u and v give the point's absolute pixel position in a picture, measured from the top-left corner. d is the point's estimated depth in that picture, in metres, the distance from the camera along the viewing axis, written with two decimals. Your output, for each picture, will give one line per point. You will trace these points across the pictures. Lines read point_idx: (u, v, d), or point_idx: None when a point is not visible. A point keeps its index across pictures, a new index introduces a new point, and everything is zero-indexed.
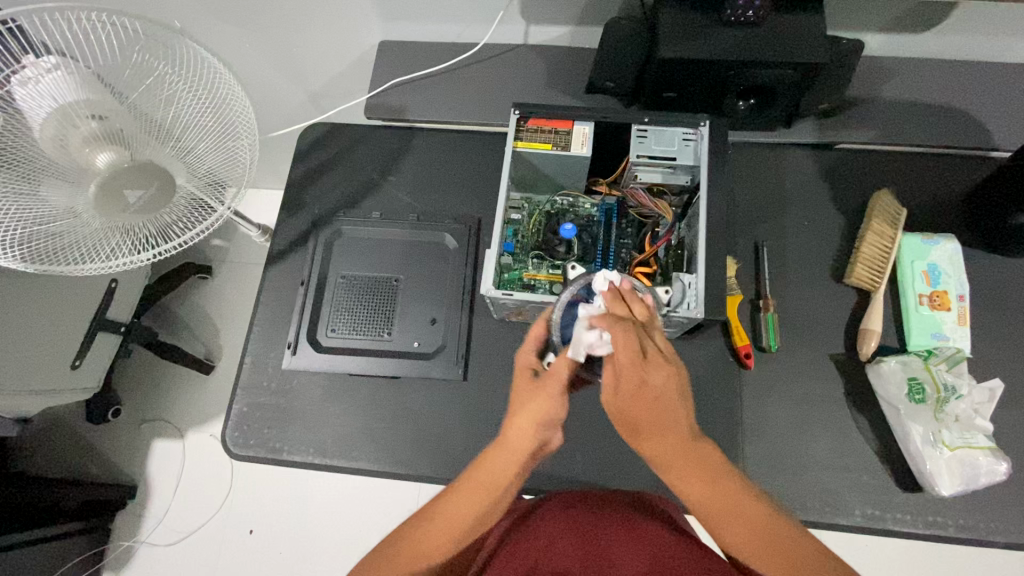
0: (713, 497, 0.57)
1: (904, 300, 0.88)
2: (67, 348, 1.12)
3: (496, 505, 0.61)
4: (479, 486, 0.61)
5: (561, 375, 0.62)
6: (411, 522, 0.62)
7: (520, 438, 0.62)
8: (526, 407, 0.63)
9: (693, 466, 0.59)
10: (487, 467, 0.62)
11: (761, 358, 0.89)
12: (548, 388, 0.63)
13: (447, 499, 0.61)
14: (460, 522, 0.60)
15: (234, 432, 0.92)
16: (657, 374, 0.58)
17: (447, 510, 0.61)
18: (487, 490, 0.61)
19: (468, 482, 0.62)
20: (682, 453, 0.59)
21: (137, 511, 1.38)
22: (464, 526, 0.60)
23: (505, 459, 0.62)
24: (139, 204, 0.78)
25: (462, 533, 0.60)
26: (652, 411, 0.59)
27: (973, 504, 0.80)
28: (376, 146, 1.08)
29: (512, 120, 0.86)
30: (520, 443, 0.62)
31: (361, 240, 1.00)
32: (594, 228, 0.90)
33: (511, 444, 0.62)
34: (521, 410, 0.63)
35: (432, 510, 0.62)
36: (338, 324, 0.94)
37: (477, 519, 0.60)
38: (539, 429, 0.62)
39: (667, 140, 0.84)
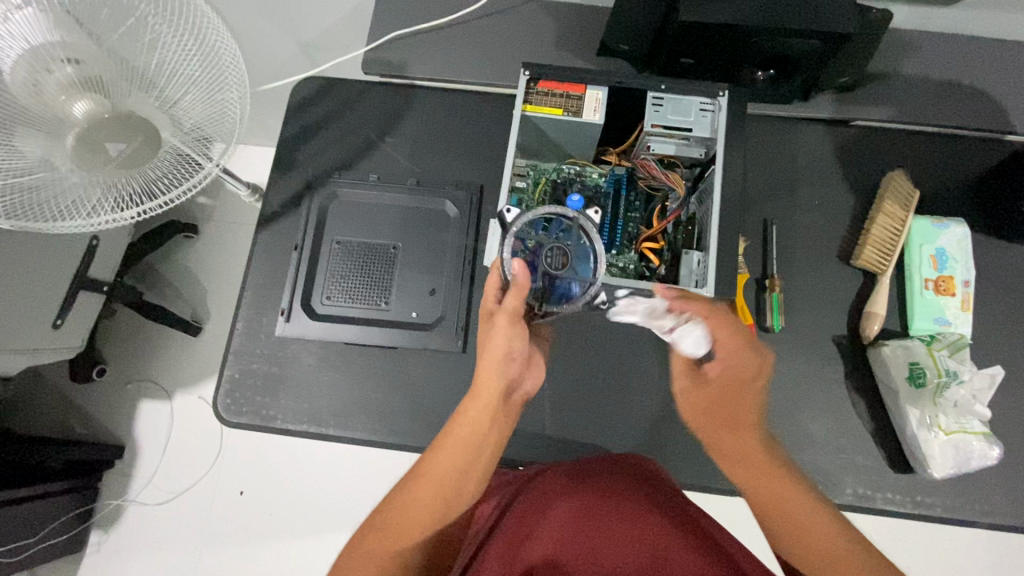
0: (768, 492, 0.66)
1: (910, 284, 0.87)
2: (47, 306, 1.08)
3: (473, 455, 0.66)
4: (456, 444, 0.66)
5: (513, 306, 0.71)
6: (400, 487, 0.64)
7: (483, 378, 0.71)
8: (486, 348, 0.72)
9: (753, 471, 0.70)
10: (463, 420, 0.68)
11: (764, 339, 0.88)
12: (500, 321, 0.72)
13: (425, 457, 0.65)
14: (445, 479, 0.63)
15: (225, 398, 0.90)
16: (723, 331, 0.76)
17: (428, 465, 0.64)
18: (465, 445, 0.66)
19: (448, 440, 0.67)
20: (759, 471, 0.70)
21: (125, 471, 1.37)
22: (446, 479, 0.63)
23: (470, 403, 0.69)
24: (122, 157, 0.74)
25: (447, 490, 0.64)
26: (743, 390, 0.81)
27: (962, 486, 0.82)
28: (374, 104, 1.02)
29: (520, 81, 0.82)
30: (483, 384, 0.70)
31: (358, 204, 0.96)
32: (602, 199, 0.86)
33: (477, 389, 0.70)
34: (486, 355, 0.72)
35: (416, 471, 0.65)
36: (334, 292, 0.91)
37: (458, 465, 0.65)
38: (499, 368, 0.72)
39: (684, 109, 0.81)
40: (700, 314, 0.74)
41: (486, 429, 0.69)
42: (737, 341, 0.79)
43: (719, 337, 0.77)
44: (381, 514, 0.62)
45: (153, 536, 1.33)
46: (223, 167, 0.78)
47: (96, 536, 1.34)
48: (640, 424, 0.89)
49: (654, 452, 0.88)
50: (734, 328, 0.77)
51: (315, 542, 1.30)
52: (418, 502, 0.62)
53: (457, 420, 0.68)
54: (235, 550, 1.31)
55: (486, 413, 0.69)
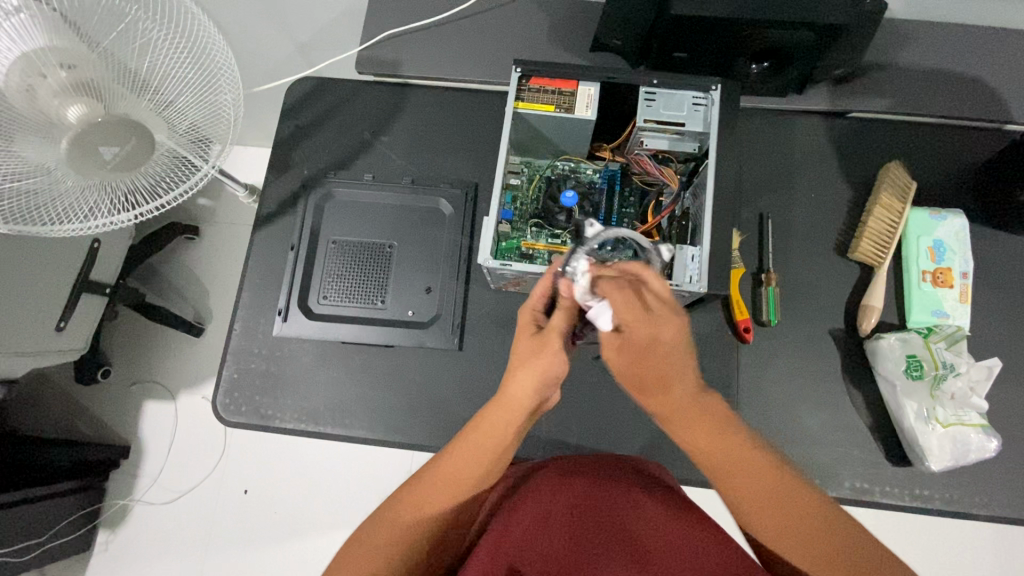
0: (723, 457, 0.56)
1: (908, 276, 0.87)
2: (49, 310, 1.09)
3: (496, 467, 0.63)
4: (477, 453, 0.62)
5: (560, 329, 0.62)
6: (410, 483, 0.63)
7: (517, 394, 0.62)
8: (526, 365, 0.62)
9: (710, 424, 0.57)
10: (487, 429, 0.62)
11: (760, 333, 0.88)
12: (552, 344, 0.62)
13: (444, 463, 0.62)
14: (454, 486, 0.61)
15: (225, 399, 0.90)
16: (662, 331, 0.55)
17: (448, 473, 0.61)
18: (484, 455, 0.62)
19: (464, 447, 0.62)
20: (694, 414, 0.57)
21: (131, 470, 1.39)
22: (464, 488, 0.61)
23: (500, 416, 0.62)
24: (116, 161, 0.74)
25: (460, 497, 0.61)
26: (672, 366, 0.56)
27: (960, 478, 0.82)
28: (368, 103, 1.02)
29: (512, 78, 0.82)
30: (518, 401, 0.62)
31: (353, 204, 0.96)
32: (596, 195, 0.88)
33: (511, 402, 0.62)
34: (525, 371, 0.62)
35: (432, 472, 0.62)
36: (330, 291, 0.91)
37: (478, 477, 0.62)
38: (539, 388, 0.62)
39: (676, 104, 0.80)
40: (622, 312, 0.55)
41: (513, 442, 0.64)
42: (662, 319, 0.55)
43: (651, 343, 0.55)
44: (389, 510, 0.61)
45: (159, 534, 1.35)
46: (219, 168, 0.78)
47: (103, 535, 1.36)
48: (636, 419, 0.89)
49: (650, 447, 0.88)
50: (669, 316, 0.55)
51: (318, 539, 1.32)
52: (430, 502, 0.61)
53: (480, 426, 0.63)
54: (239, 548, 1.32)
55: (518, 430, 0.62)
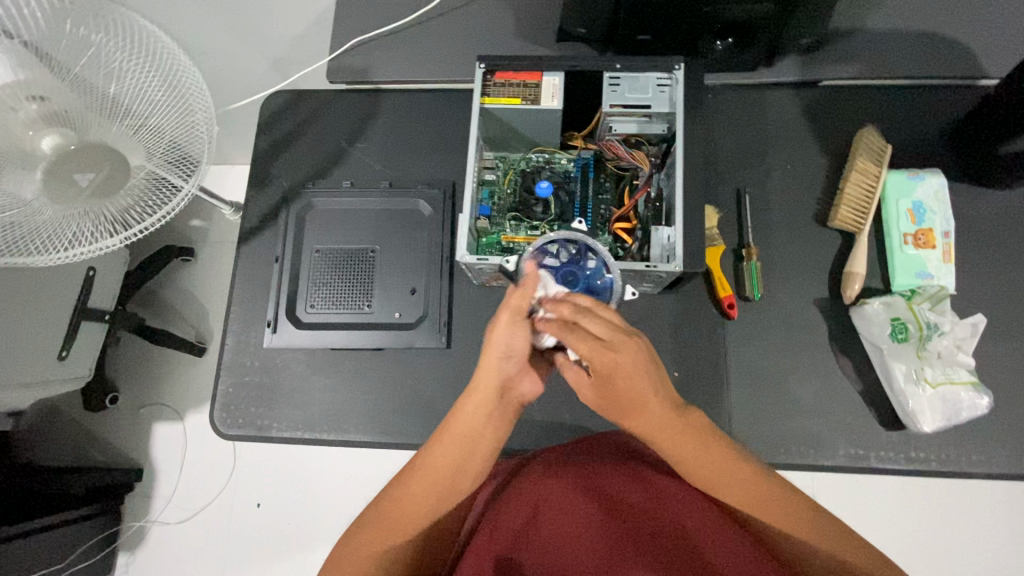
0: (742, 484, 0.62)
1: (889, 239, 0.87)
2: (50, 340, 1.13)
3: (473, 451, 0.65)
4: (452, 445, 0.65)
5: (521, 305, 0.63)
6: (392, 486, 0.65)
7: (488, 376, 0.65)
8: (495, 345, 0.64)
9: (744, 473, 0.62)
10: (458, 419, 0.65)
11: (745, 308, 0.88)
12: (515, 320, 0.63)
13: (422, 460, 0.65)
14: (435, 481, 0.64)
15: (221, 413, 0.91)
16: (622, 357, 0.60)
17: (428, 467, 0.64)
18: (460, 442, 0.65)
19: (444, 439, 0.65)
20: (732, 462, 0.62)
21: (146, 491, 1.42)
22: (442, 479, 0.64)
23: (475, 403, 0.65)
24: (93, 186, 0.76)
25: (443, 490, 0.63)
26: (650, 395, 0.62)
27: (954, 437, 0.81)
28: (342, 110, 1.03)
29: (477, 74, 0.82)
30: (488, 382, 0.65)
31: (333, 211, 0.97)
32: (571, 184, 0.90)
33: (480, 386, 0.66)
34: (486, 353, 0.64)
35: (410, 472, 0.65)
36: (317, 300, 0.92)
37: (456, 469, 0.64)
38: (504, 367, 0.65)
39: (641, 86, 0.80)
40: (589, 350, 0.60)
41: (489, 429, 0.66)
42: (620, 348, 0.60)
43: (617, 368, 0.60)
44: (373, 520, 0.63)
45: (177, 551, 1.38)
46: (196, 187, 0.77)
47: (123, 556, 1.39)
48: None
49: None
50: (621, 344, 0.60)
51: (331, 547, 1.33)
52: (413, 501, 0.63)
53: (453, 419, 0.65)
54: (254, 560, 1.35)
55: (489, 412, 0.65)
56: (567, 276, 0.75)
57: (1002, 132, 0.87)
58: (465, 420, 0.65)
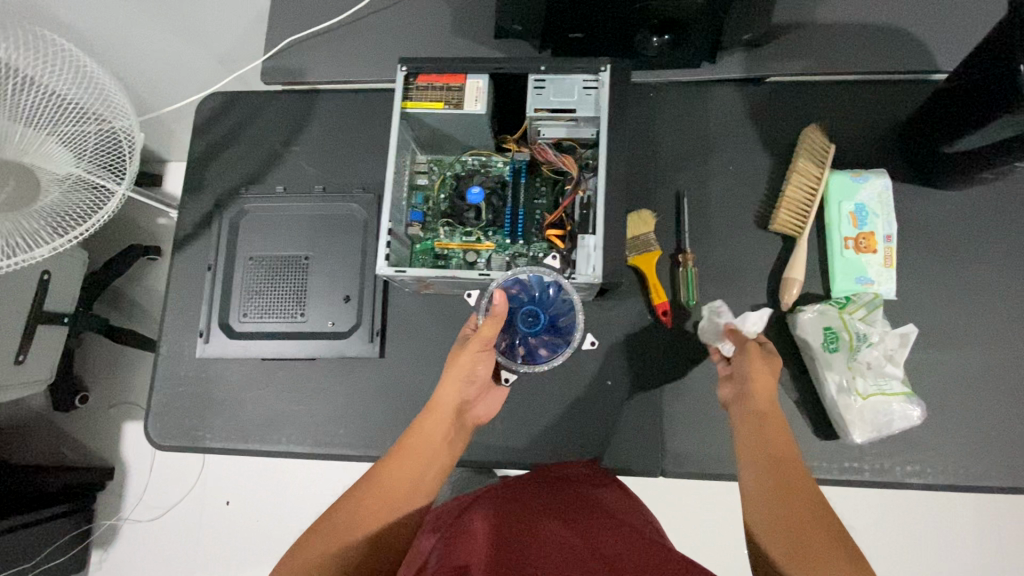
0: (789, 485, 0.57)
1: (830, 244, 0.84)
2: (7, 345, 1.13)
3: (433, 464, 0.68)
4: (411, 458, 0.67)
5: (487, 336, 0.71)
6: (349, 497, 0.64)
7: (444, 398, 0.71)
8: (452, 368, 0.73)
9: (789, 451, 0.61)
10: (417, 435, 0.69)
11: (681, 315, 0.86)
12: (472, 344, 0.72)
13: (384, 467, 0.66)
14: (394, 491, 0.64)
15: (157, 422, 0.90)
16: (775, 363, 0.71)
17: (388, 476, 0.65)
18: (421, 453, 0.68)
19: (404, 450, 0.68)
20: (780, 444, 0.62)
21: (117, 489, 1.43)
22: (400, 491, 0.64)
23: (435, 419, 0.70)
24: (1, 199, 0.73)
25: (397, 500, 0.63)
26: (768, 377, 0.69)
27: (889, 447, 0.80)
28: (278, 112, 1.00)
29: (399, 77, 0.79)
30: (445, 403, 0.71)
31: (267, 217, 0.95)
32: (505, 190, 0.86)
33: (437, 406, 0.71)
34: (447, 374, 0.73)
35: (372, 477, 0.65)
36: (250, 308, 0.91)
37: (414, 477, 0.66)
38: (461, 388, 0.72)
39: (567, 89, 0.77)
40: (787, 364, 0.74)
41: (448, 446, 0.70)
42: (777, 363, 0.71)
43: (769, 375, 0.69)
44: (325, 524, 0.61)
45: (146, 548, 1.40)
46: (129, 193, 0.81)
47: (97, 553, 1.41)
48: None
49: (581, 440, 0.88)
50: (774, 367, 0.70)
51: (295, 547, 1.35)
52: (363, 512, 0.62)
53: (411, 434, 0.69)
54: (219, 559, 1.36)
55: (447, 430, 0.70)
56: (528, 314, 0.75)
57: (951, 130, 0.80)
58: (426, 433, 0.69)
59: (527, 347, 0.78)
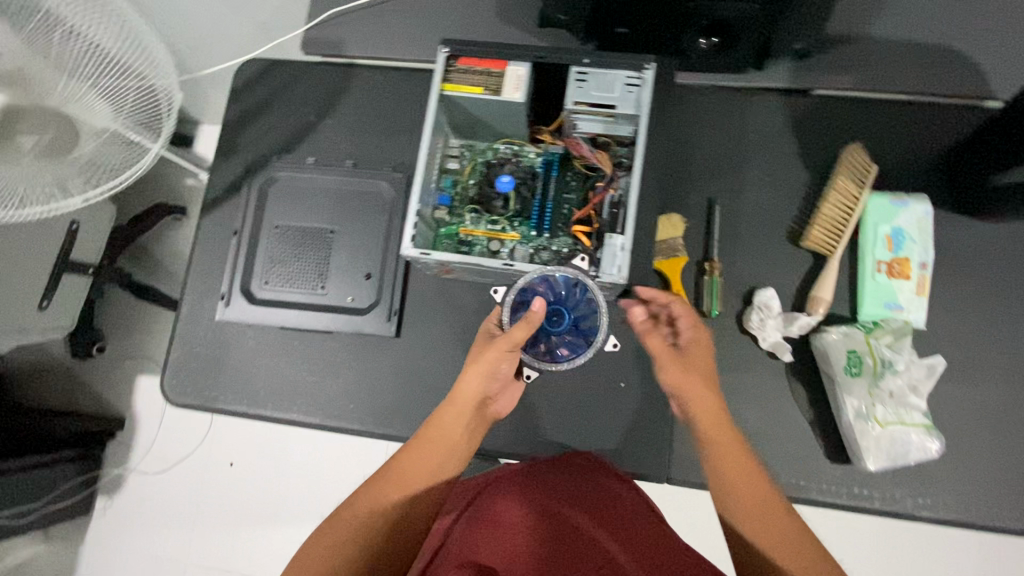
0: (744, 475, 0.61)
1: (861, 266, 0.82)
2: (32, 290, 1.16)
3: (449, 461, 0.67)
4: (428, 451, 0.66)
5: (516, 339, 0.67)
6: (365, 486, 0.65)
7: (468, 393, 0.68)
8: (478, 364, 0.68)
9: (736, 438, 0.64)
10: (436, 428, 0.67)
11: (701, 324, 0.85)
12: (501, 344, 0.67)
13: (401, 459, 0.66)
14: (409, 486, 0.64)
15: (172, 379, 0.92)
16: (694, 338, 0.72)
17: (403, 468, 0.65)
18: (438, 448, 0.67)
19: (420, 443, 0.67)
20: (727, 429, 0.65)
21: (127, 440, 1.47)
22: (412, 486, 0.64)
23: (455, 414, 0.68)
24: (38, 147, 0.74)
25: (411, 495, 0.64)
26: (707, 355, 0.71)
27: (901, 477, 0.79)
28: (314, 83, 1.00)
29: (440, 58, 0.79)
30: (467, 399, 0.68)
31: (295, 188, 0.95)
32: (535, 180, 0.86)
33: (459, 398, 0.68)
34: (472, 366, 0.69)
35: (389, 469, 0.65)
36: (271, 276, 0.92)
37: (430, 474, 0.65)
38: (485, 385, 0.69)
39: (608, 84, 0.76)
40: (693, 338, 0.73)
41: (465, 442, 0.69)
42: (690, 341, 0.72)
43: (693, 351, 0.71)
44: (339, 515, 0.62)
45: (149, 500, 1.43)
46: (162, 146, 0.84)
47: (102, 500, 1.45)
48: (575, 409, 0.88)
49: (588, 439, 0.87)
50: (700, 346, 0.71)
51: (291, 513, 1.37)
52: (376, 503, 0.63)
53: (430, 426, 0.67)
54: (219, 516, 1.40)
55: (466, 426, 0.68)
56: (553, 313, 0.74)
57: None
58: (445, 428, 0.68)
59: (547, 347, 0.75)
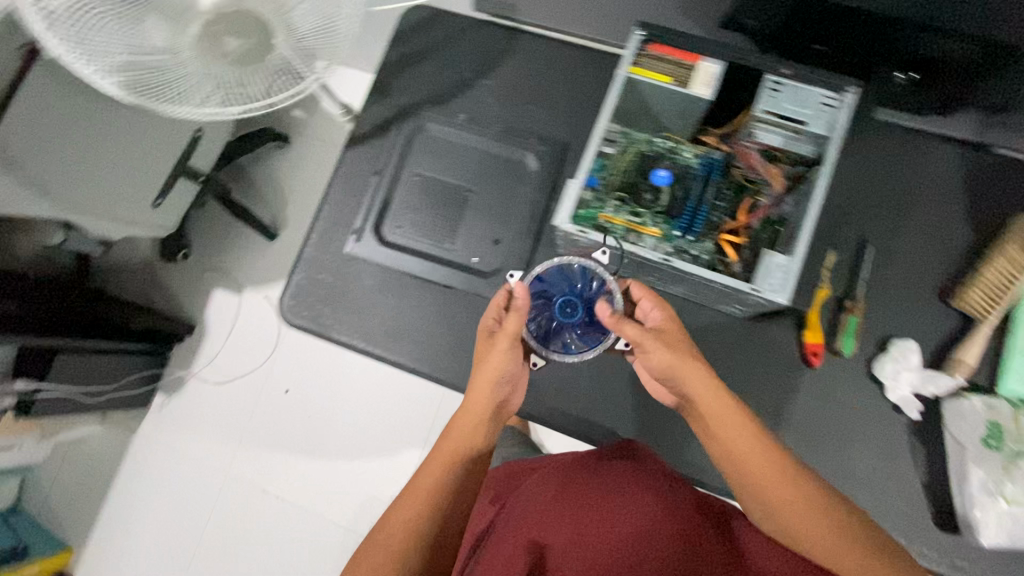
0: (763, 472, 0.63)
1: (1011, 338, 0.78)
2: (151, 187, 1.19)
3: (466, 461, 0.70)
4: (443, 456, 0.70)
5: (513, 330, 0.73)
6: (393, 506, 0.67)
7: (478, 393, 0.73)
8: (484, 364, 0.74)
9: (744, 432, 0.65)
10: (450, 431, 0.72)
11: (830, 362, 0.83)
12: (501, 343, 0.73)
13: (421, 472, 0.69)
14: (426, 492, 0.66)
15: (291, 300, 0.94)
16: (668, 326, 0.72)
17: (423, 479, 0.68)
18: (451, 451, 0.70)
19: (436, 451, 0.70)
20: (736, 427, 0.65)
21: (193, 347, 1.52)
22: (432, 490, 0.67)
23: (465, 414, 0.72)
24: (234, 53, 0.76)
25: (434, 502, 0.65)
26: (678, 337, 0.70)
27: (1007, 558, 0.77)
28: (478, 40, 0.99)
29: (632, 40, 0.77)
30: (479, 397, 0.73)
31: (443, 141, 0.96)
32: (690, 181, 0.84)
33: (471, 401, 0.73)
34: (480, 368, 0.74)
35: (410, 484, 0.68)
36: (404, 222, 0.94)
37: (450, 476, 0.68)
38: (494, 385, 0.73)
39: (803, 100, 0.74)
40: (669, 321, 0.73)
41: (478, 441, 0.72)
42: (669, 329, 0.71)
43: (673, 338, 0.70)
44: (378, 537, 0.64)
45: (209, 407, 1.49)
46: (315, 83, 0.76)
47: (161, 397, 1.51)
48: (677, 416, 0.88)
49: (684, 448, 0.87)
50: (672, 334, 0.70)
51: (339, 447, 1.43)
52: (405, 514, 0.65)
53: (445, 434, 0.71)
54: (272, 437, 1.45)
55: (477, 424, 0.72)
56: (567, 305, 0.80)
57: None
58: (460, 431, 0.72)
59: (560, 337, 0.82)
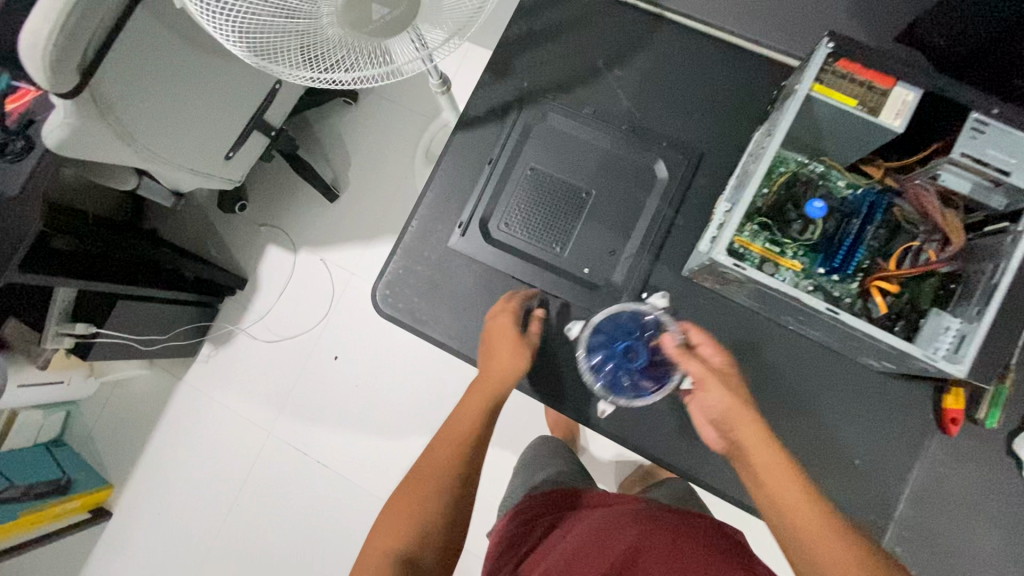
0: (803, 516, 0.56)
1: None
2: (224, 138, 1.09)
3: (473, 446, 0.72)
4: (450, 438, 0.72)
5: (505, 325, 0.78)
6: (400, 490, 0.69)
7: (488, 377, 0.76)
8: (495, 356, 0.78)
9: (787, 476, 0.59)
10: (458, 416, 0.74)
11: (965, 429, 0.77)
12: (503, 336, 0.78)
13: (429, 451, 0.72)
14: (428, 471, 0.69)
15: (386, 289, 0.89)
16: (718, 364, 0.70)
17: (430, 458, 0.71)
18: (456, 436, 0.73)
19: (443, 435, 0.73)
20: (772, 465, 0.61)
21: (243, 302, 1.45)
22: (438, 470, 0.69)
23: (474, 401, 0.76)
24: (381, 22, 0.66)
25: (433, 486, 0.67)
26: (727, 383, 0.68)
27: None
28: (612, 24, 0.90)
29: (820, 51, 0.68)
30: (487, 381, 0.76)
31: (563, 135, 0.88)
32: (844, 214, 0.77)
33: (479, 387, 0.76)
34: (491, 358, 0.78)
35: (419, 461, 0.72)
36: (514, 220, 0.87)
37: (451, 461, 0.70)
38: (503, 374, 0.77)
39: (1010, 146, 0.65)
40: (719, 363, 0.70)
41: (485, 427, 0.74)
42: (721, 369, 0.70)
43: (716, 379, 0.68)
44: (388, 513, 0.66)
45: (251, 366, 1.42)
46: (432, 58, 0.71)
47: (207, 347, 1.45)
48: None
49: None
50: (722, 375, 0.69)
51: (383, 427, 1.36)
52: (408, 499, 0.66)
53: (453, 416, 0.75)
54: (314, 407, 1.39)
55: (485, 410, 0.75)
56: (631, 350, 0.80)
57: None
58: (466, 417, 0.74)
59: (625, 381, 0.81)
